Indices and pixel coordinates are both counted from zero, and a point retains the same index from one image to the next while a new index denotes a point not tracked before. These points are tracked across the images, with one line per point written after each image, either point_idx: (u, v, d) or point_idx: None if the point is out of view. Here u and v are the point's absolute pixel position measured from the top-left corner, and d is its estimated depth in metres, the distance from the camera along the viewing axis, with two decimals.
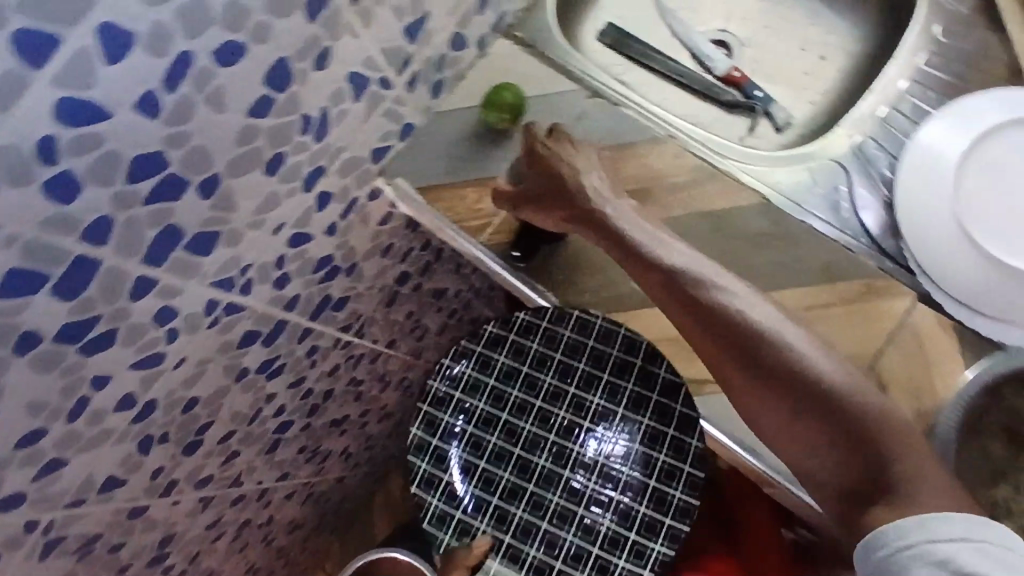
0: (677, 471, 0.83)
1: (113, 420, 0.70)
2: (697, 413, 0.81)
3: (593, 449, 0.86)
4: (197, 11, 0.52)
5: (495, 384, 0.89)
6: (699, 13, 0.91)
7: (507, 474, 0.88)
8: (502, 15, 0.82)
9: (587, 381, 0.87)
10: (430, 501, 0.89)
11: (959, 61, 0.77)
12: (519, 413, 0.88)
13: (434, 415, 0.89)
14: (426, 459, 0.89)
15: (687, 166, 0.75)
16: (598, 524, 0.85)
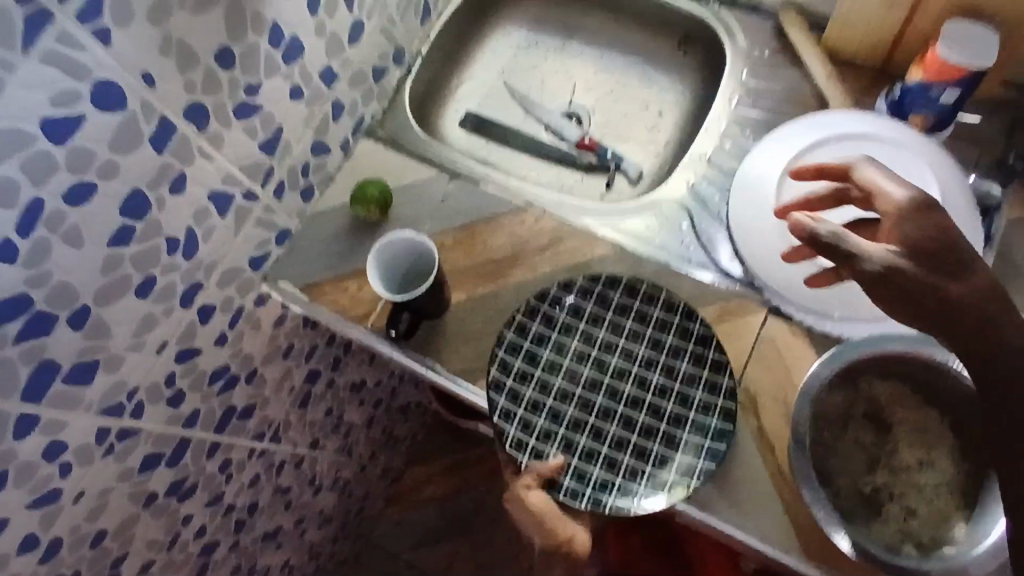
0: (713, 402, 0.70)
1: (16, 564, 0.69)
2: (725, 359, 0.72)
3: (637, 385, 0.72)
4: (45, 160, 0.57)
5: (556, 335, 0.75)
6: (549, 91, 0.99)
7: (574, 409, 0.72)
8: (360, 119, 0.90)
9: (639, 329, 0.75)
10: (508, 429, 0.72)
11: (768, 98, 0.83)
12: (580, 360, 0.74)
13: (509, 359, 0.74)
14: (502, 397, 0.73)
15: (545, 229, 0.82)
16: (653, 448, 0.69)
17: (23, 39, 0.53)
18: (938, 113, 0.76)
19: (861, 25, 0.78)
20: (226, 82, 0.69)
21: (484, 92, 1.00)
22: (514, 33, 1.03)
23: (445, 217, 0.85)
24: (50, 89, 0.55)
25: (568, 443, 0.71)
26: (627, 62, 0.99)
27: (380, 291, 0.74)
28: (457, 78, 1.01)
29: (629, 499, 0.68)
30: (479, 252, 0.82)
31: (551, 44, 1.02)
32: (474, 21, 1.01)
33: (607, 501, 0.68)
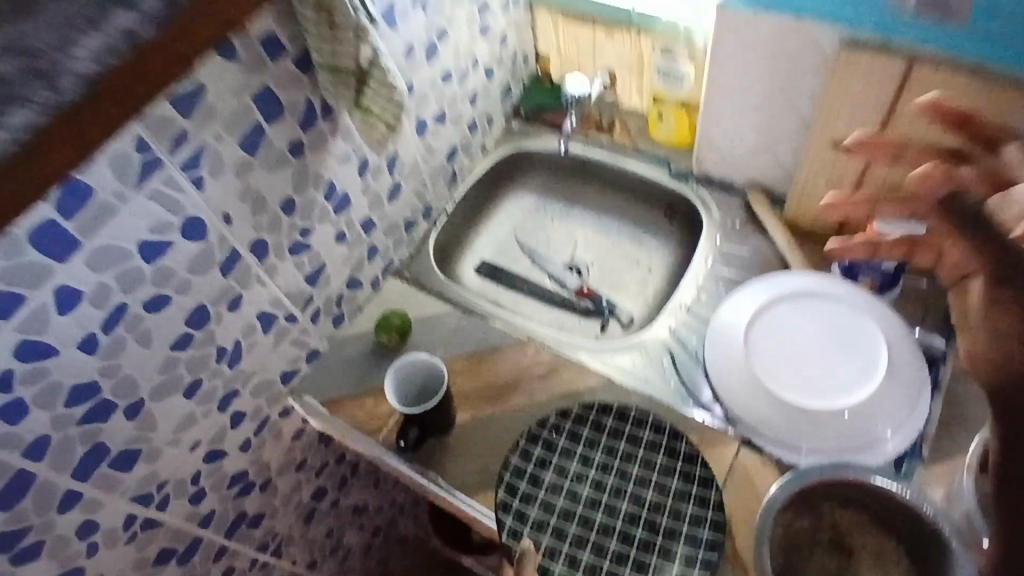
0: (703, 515, 0.77)
1: None
2: (711, 474, 0.80)
3: (632, 503, 0.79)
4: (134, 273, 0.69)
5: (556, 459, 0.83)
6: (554, 247, 1.16)
7: (576, 526, 0.78)
8: (391, 261, 1.05)
9: (632, 451, 0.82)
10: (514, 547, 0.77)
11: (737, 259, 0.97)
12: (580, 481, 0.81)
13: (514, 482, 0.82)
14: (509, 517, 0.79)
15: (543, 360, 0.93)
16: (651, 560, 0.75)
17: (137, 177, 0.65)
18: (883, 277, 0.87)
19: (814, 204, 0.92)
20: (286, 224, 0.84)
21: (498, 244, 1.16)
22: (525, 198, 1.20)
23: (457, 348, 0.96)
24: (150, 220, 0.68)
25: (571, 561, 0.76)
26: (622, 226, 1.15)
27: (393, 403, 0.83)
28: (475, 232, 1.17)
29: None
30: (483, 378, 0.93)
31: (557, 207, 1.19)
32: (491, 186, 1.18)
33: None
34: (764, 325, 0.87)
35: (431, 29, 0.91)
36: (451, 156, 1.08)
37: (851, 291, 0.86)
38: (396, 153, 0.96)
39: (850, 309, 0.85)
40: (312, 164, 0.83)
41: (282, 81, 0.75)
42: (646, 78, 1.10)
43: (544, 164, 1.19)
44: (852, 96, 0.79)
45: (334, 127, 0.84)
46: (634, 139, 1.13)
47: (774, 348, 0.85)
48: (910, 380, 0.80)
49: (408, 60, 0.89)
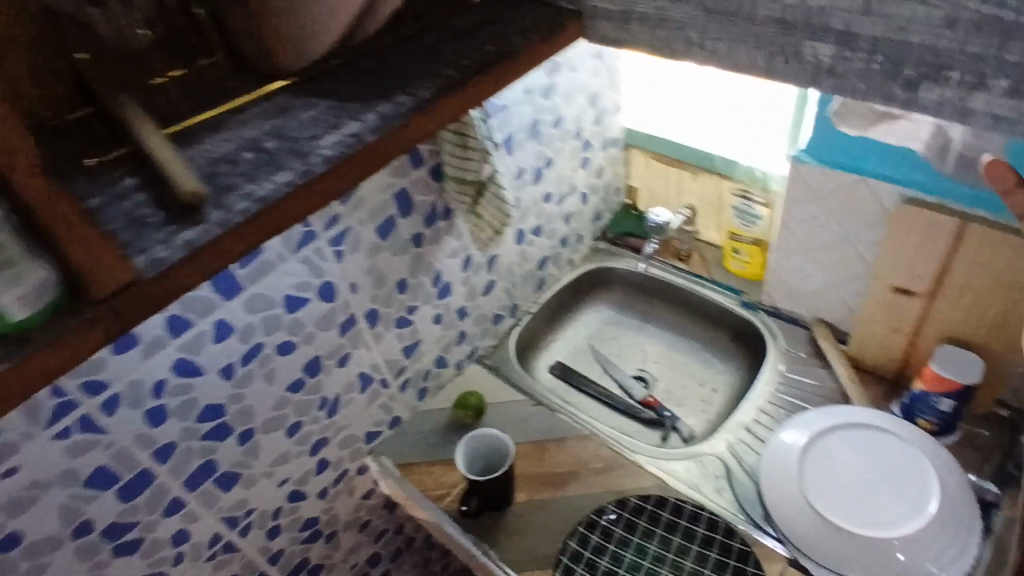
0: None
1: None
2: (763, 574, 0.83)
3: None
4: (274, 319, 0.83)
5: (612, 547, 0.88)
6: (625, 358, 1.24)
7: None
8: (475, 348, 1.17)
9: (686, 545, 0.87)
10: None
11: (798, 386, 1.02)
12: (634, 568, 0.86)
13: (571, 566, 0.88)
14: None
15: (603, 456, 0.99)
16: None
17: (297, 243, 0.81)
18: (940, 420, 0.90)
19: (875, 343, 0.98)
20: (397, 300, 0.98)
21: (573, 349, 1.27)
22: (602, 312, 1.31)
23: (524, 433, 1.04)
24: (297, 279, 0.83)
25: None
26: (691, 347, 1.23)
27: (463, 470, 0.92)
28: (553, 335, 1.28)
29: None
30: (545, 463, 1.00)
31: (632, 323, 1.29)
32: (573, 296, 1.29)
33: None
34: (818, 451, 0.89)
35: (540, 157, 1.07)
36: (541, 264, 1.22)
37: (905, 429, 0.89)
38: (496, 254, 1.10)
39: (904, 445, 0.88)
40: (427, 253, 0.98)
41: (417, 185, 0.92)
42: (724, 216, 1.22)
43: (623, 283, 1.30)
44: (908, 246, 0.88)
45: (449, 226, 1.00)
46: (709, 269, 1.25)
47: (827, 475, 0.87)
48: (963, 518, 0.80)
49: (519, 180, 1.05)
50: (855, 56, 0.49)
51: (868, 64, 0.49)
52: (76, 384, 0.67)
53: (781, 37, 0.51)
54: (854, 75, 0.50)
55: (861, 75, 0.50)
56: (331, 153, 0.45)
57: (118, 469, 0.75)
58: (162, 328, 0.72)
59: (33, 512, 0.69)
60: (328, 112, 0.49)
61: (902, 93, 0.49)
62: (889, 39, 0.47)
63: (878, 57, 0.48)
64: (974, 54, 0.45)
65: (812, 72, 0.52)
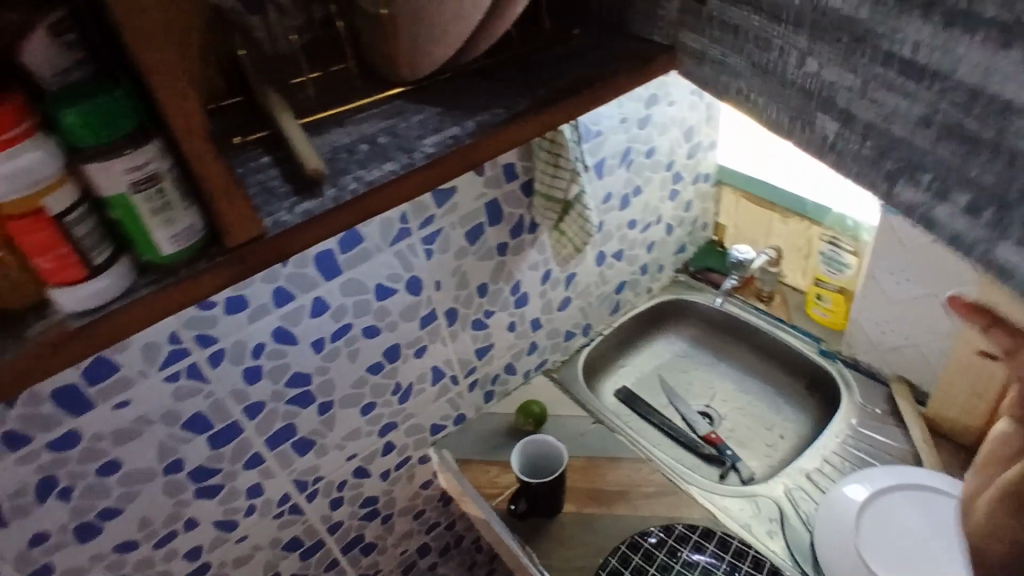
0: None
1: (176, 564, 0.91)
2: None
3: None
4: (364, 304, 0.90)
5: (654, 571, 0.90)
6: (693, 392, 1.25)
7: None
8: (545, 361, 1.21)
9: None
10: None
11: (867, 442, 1.00)
12: None
13: None
14: None
15: (656, 481, 1.00)
16: None
17: (393, 237, 0.88)
18: None
19: (956, 409, 0.95)
20: (476, 303, 1.03)
21: (641, 376, 1.28)
22: (675, 343, 1.32)
23: (580, 447, 1.07)
24: (390, 270, 0.90)
25: None
26: (763, 390, 1.22)
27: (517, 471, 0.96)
28: (623, 359, 1.30)
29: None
30: (596, 480, 1.02)
31: (705, 358, 1.29)
32: (648, 324, 1.31)
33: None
34: (878, 509, 0.87)
35: (629, 184, 1.11)
36: (619, 289, 1.25)
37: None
38: (575, 273, 1.15)
39: None
40: (509, 262, 1.04)
41: (508, 198, 0.98)
42: (811, 261, 1.21)
43: (700, 317, 1.30)
44: None
45: (533, 240, 1.05)
46: (789, 314, 1.24)
47: (885, 533, 0.85)
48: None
49: (605, 204, 1.09)
50: (852, 138, 0.45)
51: (860, 148, 0.44)
52: (190, 335, 0.77)
53: (802, 103, 0.48)
54: (850, 158, 0.45)
55: (854, 159, 0.45)
56: (432, 151, 0.51)
57: (212, 418, 0.83)
58: (268, 298, 0.81)
59: (138, 443, 0.79)
60: (435, 117, 0.55)
61: (883, 187, 0.44)
62: (879, 125, 0.43)
63: (866, 142, 0.44)
64: (945, 159, 0.39)
65: (818, 145, 0.47)
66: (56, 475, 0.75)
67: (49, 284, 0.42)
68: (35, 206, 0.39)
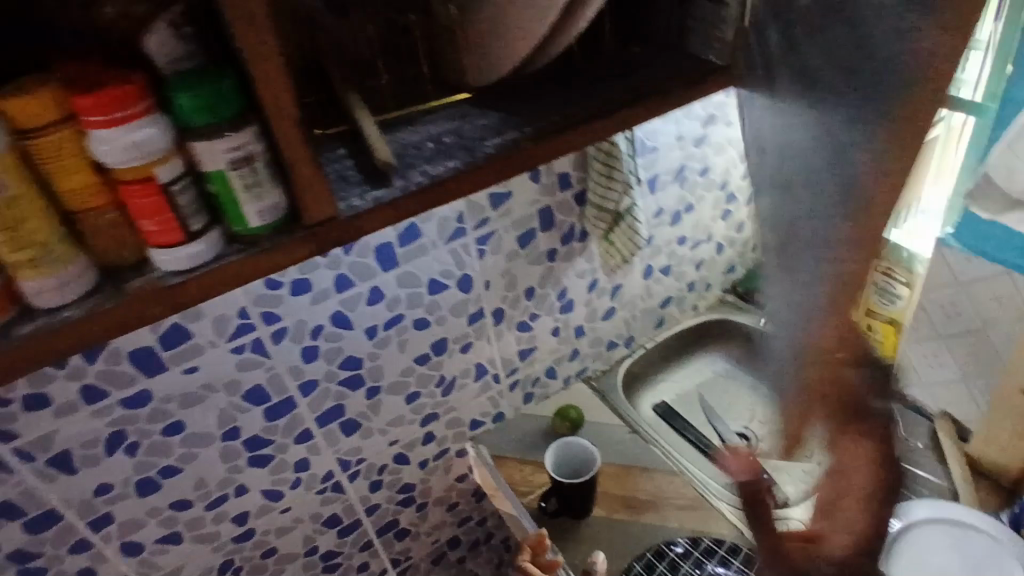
0: None
1: (224, 527, 0.97)
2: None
3: None
4: (417, 296, 0.95)
5: None
6: (732, 413, 1.25)
7: None
8: (585, 368, 1.23)
9: None
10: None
11: (906, 477, 0.99)
12: None
13: None
14: None
15: (687, 494, 1.01)
16: None
17: (449, 235, 0.93)
18: None
19: None
20: (522, 305, 1.07)
21: (681, 392, 1.29)
22: (717, 362, 1.33)
23: (613, 454, 1.09)
24: (444, 266, 0.95)
25: None
26: None
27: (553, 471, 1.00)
28: (663, 374, 1.31)
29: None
30: (628, 487, 1.04)
31: (746, 380, 1.29)
32: (691, 342, 1.32)
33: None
34: (907, 545, 0.87)
35: (682, 201, 1.13)
36: (665, 303, 1.27)
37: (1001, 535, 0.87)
38: (621, 284, 1.17)
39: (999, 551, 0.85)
40: (557, 268, 1.07)
41: (561, 206, 1.01)
42: (863, 289, 1.19)
43: (745, 339, 1.31)
44: None
45: (583, 248, 1.08)
46: None
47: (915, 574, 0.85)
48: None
49: (656, 219, 1.11)
50: None
51: None
52: (257, 312, 0.83)
53: None
54: None
55: None
56: (493, 152, 0.55)
57: (270, 391, 0.89)
58: (330, 283, 0.87)
59: (202, 407, 0.85)
60: (498, 121, 0.59)
61: None
62: None
63: None
64: None
65: None
66: (126, 430, 0.82)
67: (150, 244, 0.49)
68: (147, 173, 0.46)
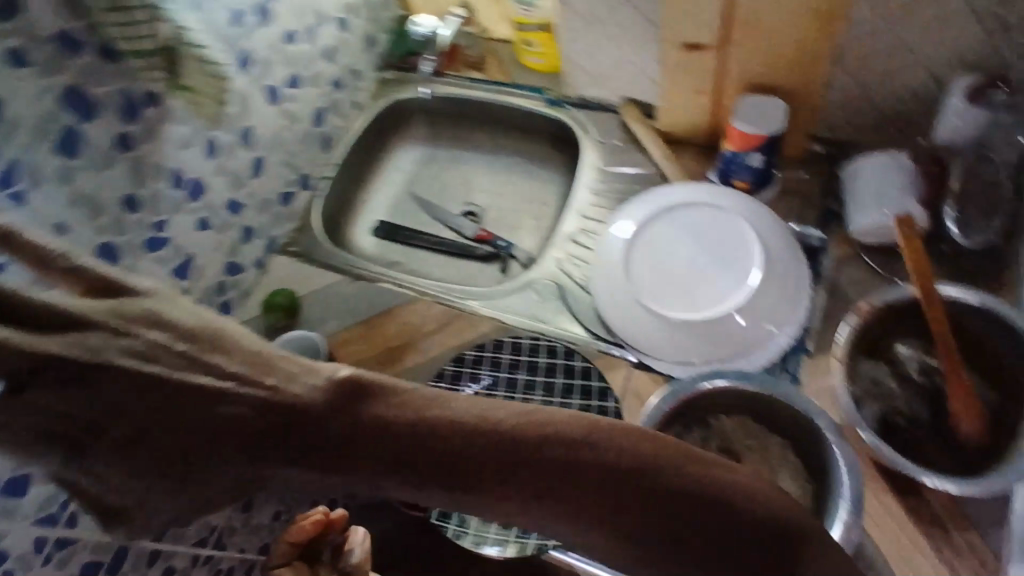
0: None
1: None
2: (607, 384, 0.81)
3: None
4: None
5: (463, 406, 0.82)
6: (448, 196, 1.11)
7: None
8: (272, 239, 0.98)
9: (532, 379, 0.82)
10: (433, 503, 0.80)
11: (617, 180, 0.96)
12: None
13: None
14: None
15: (434, 316, 0.89)
16: None
17: None
18: (755, 177, 0.87)
19: (680, 112, 0.93)
20: (133, 223, 0.78)
21: (392, 201, 1.11)
22: (412, 152, 1.15)
23: (342, 317, 0.91)
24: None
25: None
26: (512, 161, 1.11)
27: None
28: (365, 193, 1.11)
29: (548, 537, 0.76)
30: (374, 335, 0.88)
31: (448, 156, 1.14)
32: (375, 143, 1.12)
33: (530, 542, 0.76)
34: (641, 249, 0.86)
35: None
36: (318, 119, 1.02)
37: (714, 193, 0.87)
38: (249, 126, 0.91)
39: (718, 210, 0.85)
40: (147, 153, 0.79)
41: (87, 74, 0.70)
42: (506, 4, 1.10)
43: (425, 114, 1.14)
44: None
45: (163, 112, 0.79)
46: (507, 72, 1.12)
47: (655, 274, 0.85)
48: (788, 259, 0.82)
49: (236, 26, 0.86)
50: None
51: None
52: None
53: None
54: None
55: None
56: None
57: None
58: None
59: None
60: None
61: None
62: None
63: None
64: None
65: None
66: None
67: None
68: None
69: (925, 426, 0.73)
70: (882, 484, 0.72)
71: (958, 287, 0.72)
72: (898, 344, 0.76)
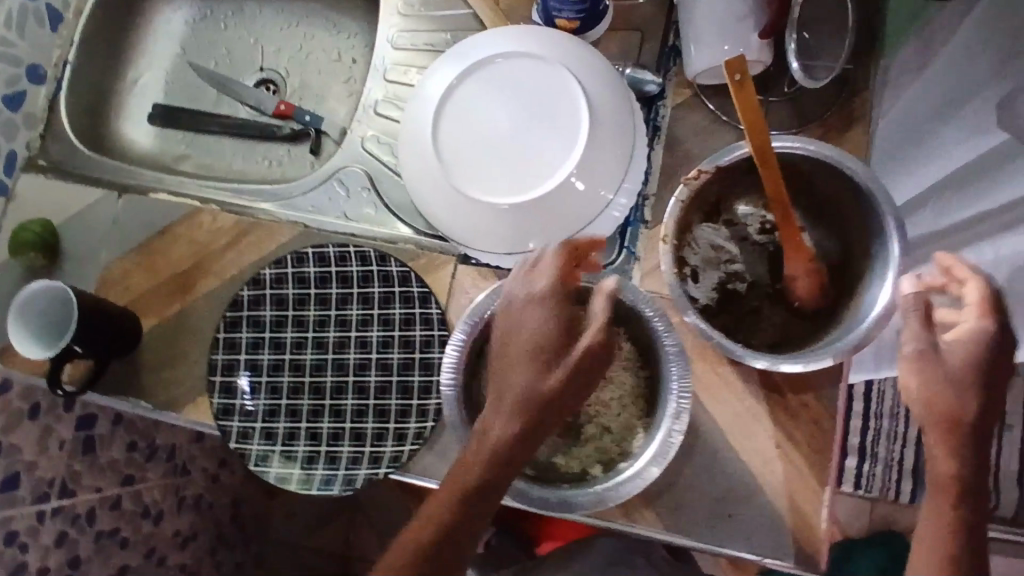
0: (431, 336, 0.70)
1: None
2: (429, 288, 0.71)
3: (373, 371, 0.70)
4: None
5: (269, 335, 0.72)
6: (238, 63, 0.90)
7: (307, 399, 0.70)
8: (11, 153, 0.78)
9: (345, 292, 0.72)
10: (251, 447, 0.69)
11: (423, 29, 0.79)
12: (300, 348, 0.72)
13: (232, 381, 0.71)
14: (235, 421, 0.70)
15: (226, 228, 0.75)
16: (390, 404, 0.69)
17: None
18: (579, 14, 0.72)
19: None
20: None
21: (168, 76, 0.90)
22: (179, 9, 0.91)
23: (116, 243, 0.76)
24: None
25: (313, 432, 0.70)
26: (307, 10, 0.90)
27: (36, 353, 0.65)
28: (131, 72, 0.89)
29: (380, 466, 0.68)
30: (156, 262, 0.75)
31: (227, 11, 0.91)
32: (124, 5, 0.88)
33: (360, 474, 0.68)
34: (454, 118, 0.71)
35: None
36: None
37: (532, 39, 0.71)
38: None
39: (543, 61, 0.71)
40: None
41: None
42: None
43: None
44: None
45: None
46: None
47: (478, 150, 0.71)
48: (619, 116, 0.70)
49: None
50: None
51: None
52: None
53: None
54: None
55: None
56: None
57: None
58: None
59: None
60: None
61: None
62: None
63: None
64: None
65: None
66: None
67: None
68: None
69: (765, 291, 0.68)
70: (717, 357, 0.68)
71: (792, 139, 0.64)
72: (738, 203, 0.69)
